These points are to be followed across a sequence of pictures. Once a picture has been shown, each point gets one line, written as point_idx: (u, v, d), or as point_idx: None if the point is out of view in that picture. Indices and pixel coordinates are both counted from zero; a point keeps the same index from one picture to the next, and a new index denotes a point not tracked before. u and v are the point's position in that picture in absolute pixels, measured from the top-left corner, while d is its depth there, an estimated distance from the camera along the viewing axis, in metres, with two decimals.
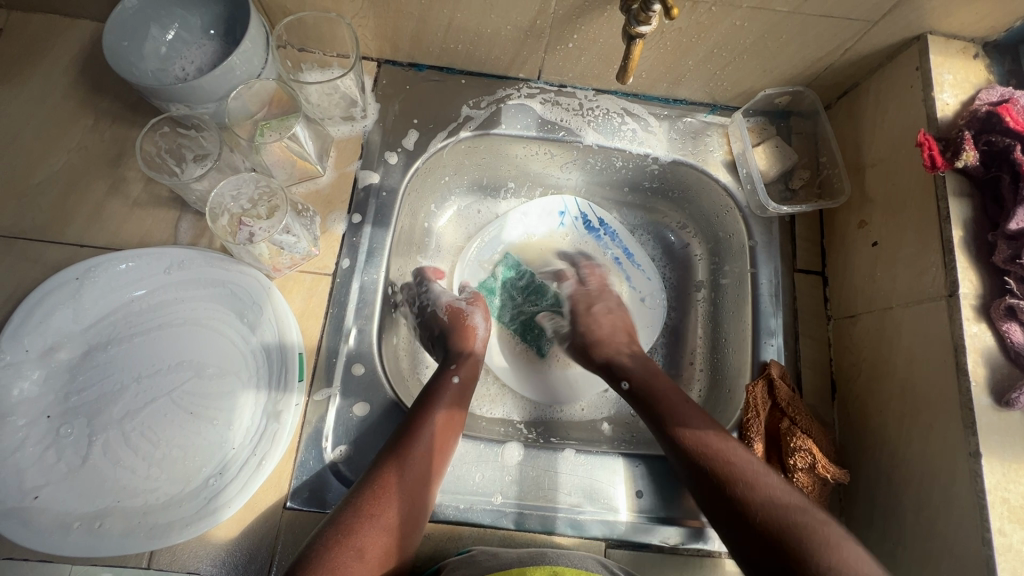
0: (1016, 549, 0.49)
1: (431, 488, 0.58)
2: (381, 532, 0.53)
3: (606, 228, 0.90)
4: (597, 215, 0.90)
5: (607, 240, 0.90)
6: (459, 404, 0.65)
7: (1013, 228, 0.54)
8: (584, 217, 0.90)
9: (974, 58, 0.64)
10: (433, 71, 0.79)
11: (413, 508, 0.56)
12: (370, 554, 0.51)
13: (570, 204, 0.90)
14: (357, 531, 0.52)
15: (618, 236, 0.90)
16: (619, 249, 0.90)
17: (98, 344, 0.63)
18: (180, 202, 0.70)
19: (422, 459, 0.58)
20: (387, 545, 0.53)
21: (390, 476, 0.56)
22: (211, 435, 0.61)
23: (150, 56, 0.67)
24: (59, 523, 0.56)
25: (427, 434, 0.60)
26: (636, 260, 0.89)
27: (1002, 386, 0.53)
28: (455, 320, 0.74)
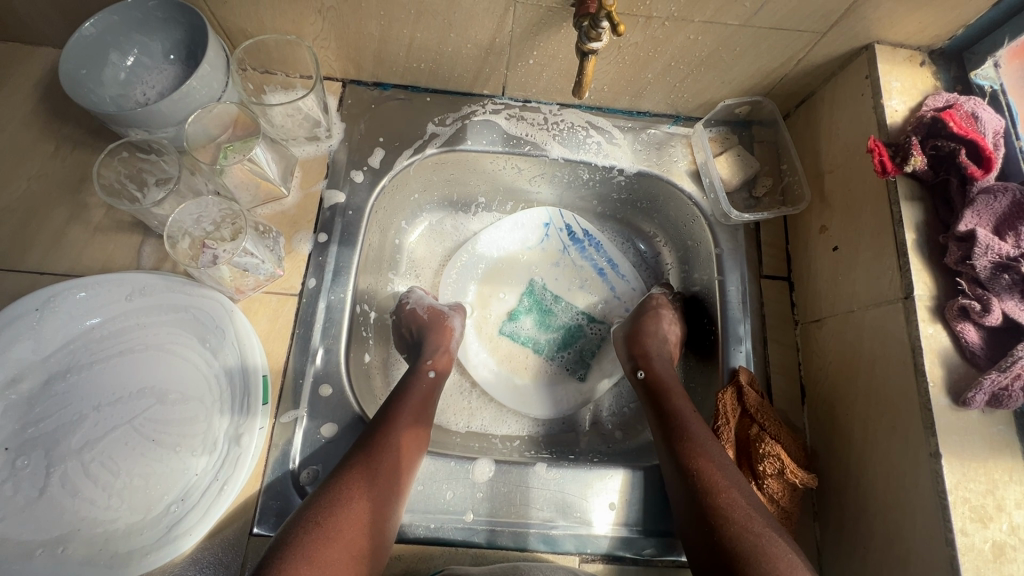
0: (978, 549, 0.49)
1: (406, 473, 0.59)
2: (360, 511, 0.54)
3: (590, 238, 0.91)
4: (581, 227, 0.91)
5: (591, 251, 0.91)
6: (425, 406, 0.67)
7: (962, 230, 0.55)
8: (567, 228, 0.91)
9: (920, 66, 0.66)
10: (398, 90, 0.80)
11: (389, 488, 0.57)
12: (352, 531, 0.52)
13: (555, 216, 0.91)
14: (335, 513, 0.53)
15: (602, 246, 0.91)
16: (603, 260, 0.91)
17: (58, 373, 0.61)
18: (144, 225, 0.70)
19: (394, 442, 0.60)
20: (368, 524, 0.53)
21: (358, 477, 0.56)
22: (174, 462, 0.59)
23: (109, 82, 0.67)
24: (15, 557, 0.54)
25: (397, 425, 0.62)
26: (620, 270, 0.90)
27: (959, 386, 0.54)
28: (428, 316, 0.77)
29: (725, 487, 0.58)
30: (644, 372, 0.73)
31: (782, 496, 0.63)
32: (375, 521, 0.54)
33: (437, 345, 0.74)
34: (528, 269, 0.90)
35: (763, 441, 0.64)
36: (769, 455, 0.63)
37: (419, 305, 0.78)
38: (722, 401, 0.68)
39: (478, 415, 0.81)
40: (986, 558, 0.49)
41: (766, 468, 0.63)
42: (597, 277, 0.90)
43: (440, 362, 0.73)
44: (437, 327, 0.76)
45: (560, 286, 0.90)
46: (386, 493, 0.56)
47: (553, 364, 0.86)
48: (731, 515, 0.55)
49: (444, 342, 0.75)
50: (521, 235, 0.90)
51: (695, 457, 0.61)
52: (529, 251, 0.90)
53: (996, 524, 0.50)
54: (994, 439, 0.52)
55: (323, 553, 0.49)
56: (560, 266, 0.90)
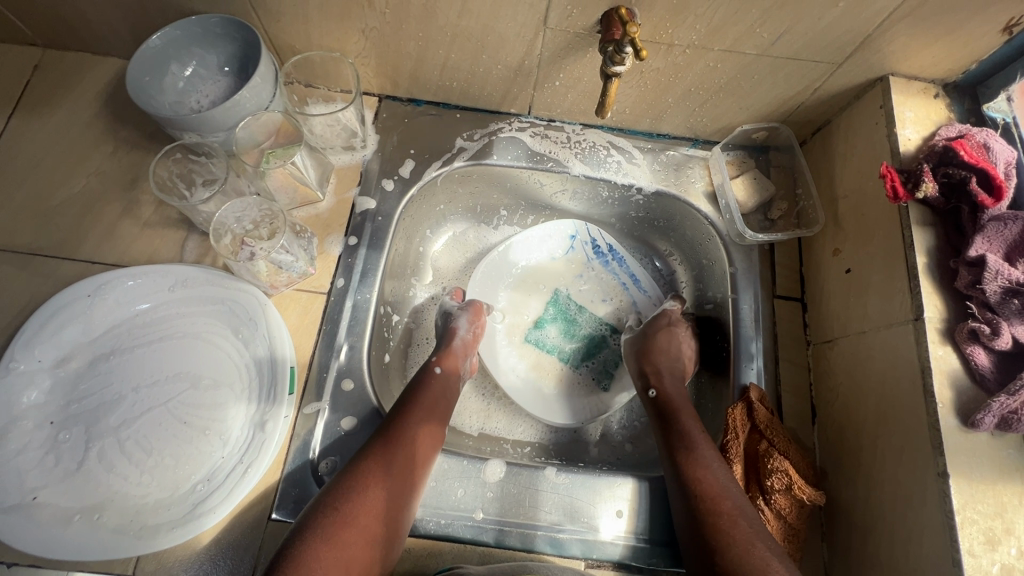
0: (985, 571, 0.49)
1: (422, 466, 0.62)
2: (376, 500, 0.56)
3: (614, 254, 0.92)
4: (606, 242, 0.92)
5: (614, 266, 0.92)
6: (443, 405, 0.70)
7: (973, 255, 0.57)
8: (593, 242, 0.92)
9: (933, 98, 0.68)
10: (430, 106, 0.85)
11: (405, 481, 0.59)
12: (367, 517, 0.55)
13: (581, 229, 0.92)
14: (352, 500, 0.56)
15: (625, 262, 0.92)
16: (626, 275, 0.92)
17: (102, 354, 0.66)
18: (189, 223, 0.75)
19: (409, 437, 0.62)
20: (383, 514, 0.56)
21: (376, 467, 0.59)
22: (202, 444, 0.63)
23: (168, 90, 0.73)
24: (54, 523, 0.58)
25: (415, 420, 0.64)
26: (643, 286, 0.92)
27: (968, 408, 0.55)
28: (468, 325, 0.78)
29: (727, 509, 0.59)
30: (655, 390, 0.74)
31: (789, 512, 0.63)
32: (389, 510, 0.57)
33: (463, 358, 0.76)
34: (557, 280, 0.92)
35: (771, 456, 0.65)
36: (777, 471, 0.64)
37: (462, 313, 0.79)
38: (732, 416, 0.69)
39: (494, 419, 0.83)
40: None
41: (773, 484, 0.64)
42: (620, 291, 0.92)
43: (465, 365, 0.76)
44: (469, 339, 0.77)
45: (585, 297, 0.92)
46: (399, 488, 0.59)
47: (578, 373, 0.88)
48: (731, 537, 0.56)
49: (471, 359, 0.77)
50: (549, 247, 0.93)
51: (700, 478, 0.62)
52: (554, 262, 0.93)
53: (1005, 548, 0.50)
54: (1004, 462, 0.53)
55: (336, 541, 0.52)
56: (584, 279, 0.93)
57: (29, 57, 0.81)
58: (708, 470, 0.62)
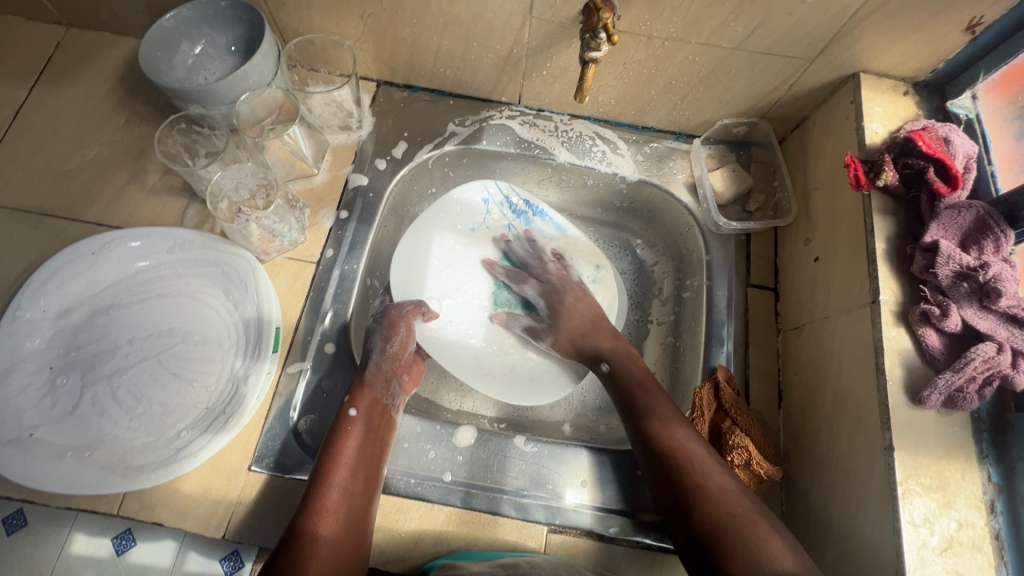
0: (924, 540, 0.51)
1: (381, 431, 0.67)
2: (344, 472, 0.62)
3: (532, 209, 0.91)
4: (522, 199, 0.91)
5: (536, 221, 0.91)
6: (409, 372, 0.74)
7: (928, 240, 0.59)
8: (508, 202, 0.91)
9: (903, 95, 0.71)
10: (425, 93, 0.89)
11: (368, 448, 0.65)
12: (339, 488, 0.61)
13: (493, 190, 0.90)
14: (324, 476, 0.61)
15: (546, 215, 0.91)
16: (552, 229, 0.92)
17: (102, 308, 0.70)
18: (191, 191, 0.79)
19: (363, 420, 0.66)
20: (355, 481, 0.62)
21: (341, 440, 0.64)
22: (189, 395, 0.66)
23: (178, 66, 0.78)
24: (47, 458, 0.61)
25: (368, 391, 0.68)
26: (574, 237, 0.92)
27: (917, 386, 0.56)
28: (401, 340, 0.74)
29: (704, 477, 0.61)
30: (608, 365, 0.77)
31: (749, 487, 0.65)
32: (360, 478, 0.62)
33: (387, 390, 0.70)
34: (491, 240, 0.91)
35: (733, 433, 0.67)
36: (738, 447, 0.66)
37: (377, 330, 0.73)
38: (699, 394, 0.72)
39: (471, 396, 0.84)
40: (930, 549, 0.51)
41: (734, 459, 0.66)
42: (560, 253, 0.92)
43: (405, 383, 0.73)
44: (400, 360, 0.73)
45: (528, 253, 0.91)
46: (361, 468, 0.63)
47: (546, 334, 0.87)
48: (710, 506, 0.59)
49: (403, 380, 0.73)
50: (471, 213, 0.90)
51: (675, 452, 0.64)
52: (474, 232, 0.90)
53: (945, 519, 0.52)
54: (949, 439, 0.54)
55: (319, 532, 0.57)
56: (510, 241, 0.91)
57: (53, 34, 0.86)
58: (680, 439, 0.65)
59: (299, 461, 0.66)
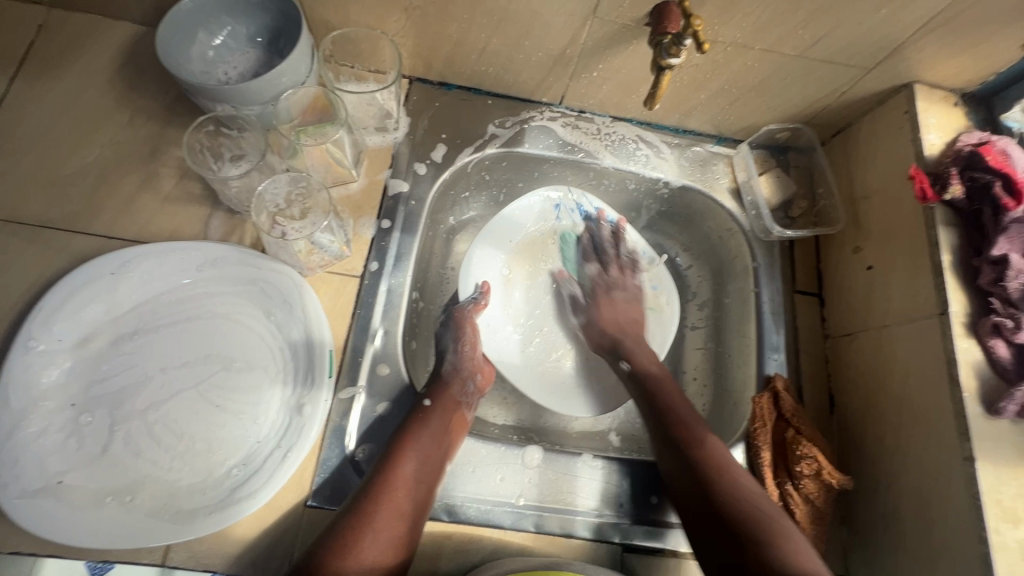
0: (1009, 547, 0.53)
1: (449, 445, 0.65)
2: (404, 481, 0.59)
3: (605, 219, 0.86)
4: (596, 207, 0.86)
5: (608, 232, 0.87)
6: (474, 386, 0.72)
7: (996, 254, 0.60)
8: (580, 209, 0.86)
9: (953, 107, 0.72)
10: (461, 91, 0.84)
11: (433, 458, 0.63)
12: (397, 496, 0.58)
13: (565, 195, 0.86)
14: (384, 480, 0.59)
15: (619, 225, 0.87)
16: (623, 239, 0.87)
17: (126, 334, 0.63)
18: (213, 199, 0.71)
19: (437, 412, 0.66)
20: (411, 492, 0.59)
21: (405, 447, 0.62)
22: (236, 429, 0.60)
23: (196, 59, 0.70)
24: (84, 507, 0.55)
25: (440, 401, 0.67)
26: (642, 248, 0.87)
27: (991, 396, 0.58)
28: (470, 340, 0.73)
29: (750, 504, 0.59)
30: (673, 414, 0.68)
31: (817, 496, 0.66)
32: (418, 488, 0.60)
33: (462, 387, 0.71)
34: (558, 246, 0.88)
35: (799, 443, 0.68)
36: (806, 457, 0.67)
37: (447, 331, 0.74)
38: (758, 404, 0.72)
39: (518, 410, 0.81)
40: (1016, 556, 0.53)
41: (803, 469, 0.67)
42: (626, 266, 0.88)
43: (479, 381, 0.73)
44: (472, 358, 0.73)
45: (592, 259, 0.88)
46: (430, 458, 0.62)
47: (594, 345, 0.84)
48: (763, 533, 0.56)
49: (477, 380, 0.73)
50: (534, 221, 0.85)
51: (719, 481, 0.61)
52: (542, 237, 0.86)
53: None
54: (1023, 448, 0.57)
55: (368, 530, 0.55)
56: (578, 251, 0.88)
57: (32, 15, 0.75)
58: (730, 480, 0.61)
59: None
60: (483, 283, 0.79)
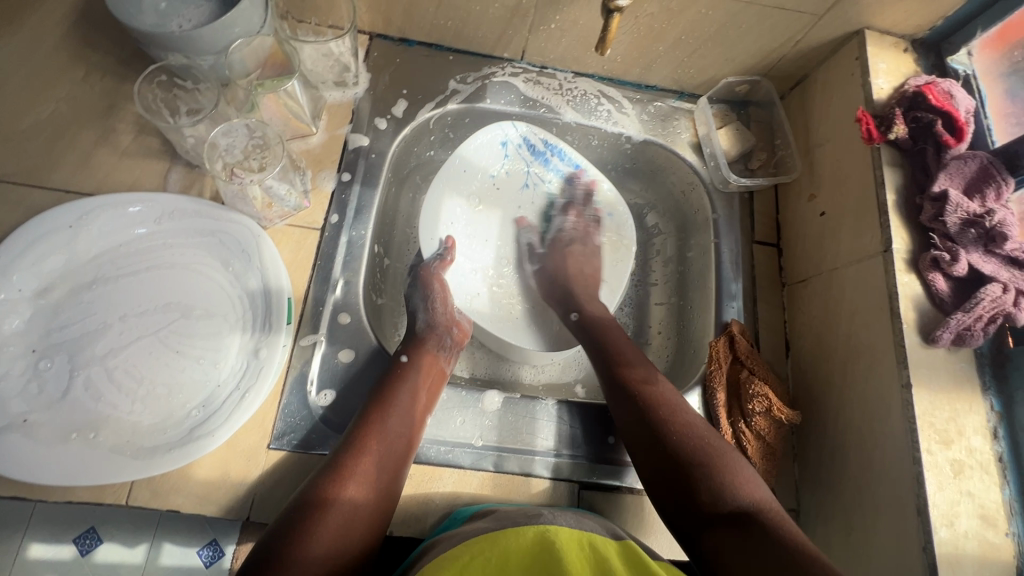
0: (941, 466, 0.55)
1: (430, 400, 0.66)
2: (387, 431, 0.59)
3: (551, 150, 0.86)
4: (540, 138, 0.85)
5: (553, 162, 0.87)
6: (445, 342, 0.71)
7: (936, 191, 0.62)
8: (527, 143, 0.85)
9: (903, 53, 0.73)
10: (422, 47, 0.84)
11: (414, 411, 0.63)
12: (379, 445, 0.58)
13: (510, 131, 0.84)
14: (367, 431, 0.59)
15: (563, 154, 0.87)
16: (567, 166, 0.87)
17: (84, 284, 0.63)
18: (172, 153, 0.72)
19: (415, 368, 0.66)
20: (394, 441, 0.59)
21: (386, 400, 0.62)
22: (196, 373, 0.61)
23: (148, 10, 0.69)
24: (48, 444, 0.57)
25: (419, 360, 0.67)
26: (587, 171, 0.87)
27: (929, 327, 0.60)
28: (440, 296, 0.73)
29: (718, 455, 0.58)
30: (608, 387, 0.68)
31: (769, 432, 0.69)
32: (401, 438, 0.60)
33: (439, 342, 0.71)
34: (512, 187, 0.88)
35: (752, 382, 0.70)
36: (758, 395, 0.69)
37: (416, 291, 0.74)
38: (715, 347, 0.74)
39: (486, 363, 0.82)
40: (946, 475, 0.55)
41: (755, 407, 0.69)
42: (577, 197, 0.88)
43: (456, 335, 0.73)
44: (445, 314, 0.73)
45: (544, 199, 0.89)
46: (408, 412, 0.62)
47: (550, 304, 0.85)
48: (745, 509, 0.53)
49: (454, 335, 0.72)
50: (485, 162, 0.85)
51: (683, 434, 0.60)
52: (495, 180, 0.86)
53: (957, 446, 0.56)
54: (957, 375, 0.59)
55: (351, 476, 0.55)
56: (530, 188, 0.88)
57: None
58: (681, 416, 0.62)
59: (323, 437, 0.63)
60: (447, 239, 0.78)
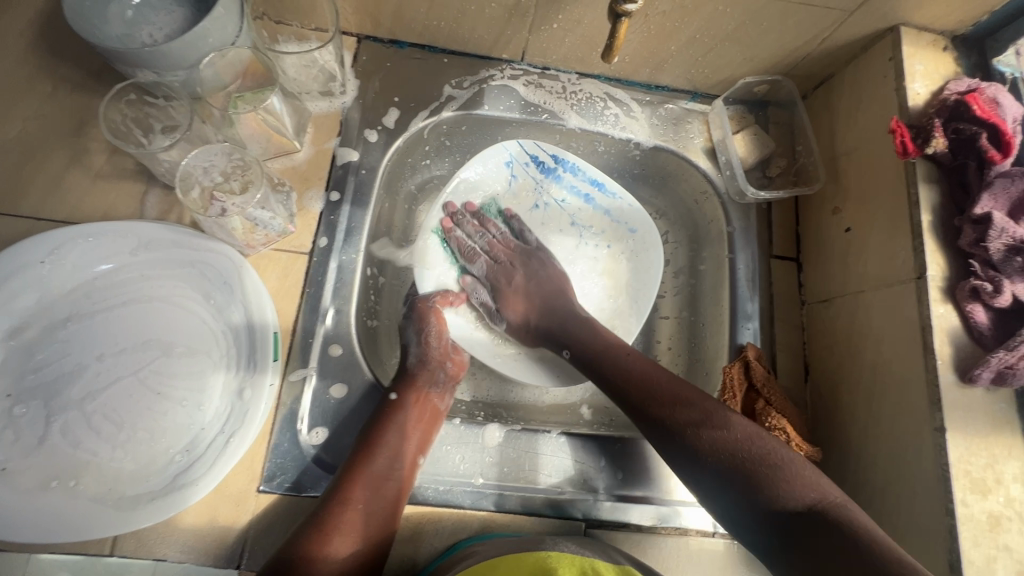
0: (976, 519, 0.51)
1: (422, 443, 0.62)
2: (372, 472, 0.58)
3: (562, 164, 0.80)
4: (549, 153, 0.80)
5: (567, 177, 0.81)
6: (437, 373, 0.67)
7: (978, 212, 0.56)
8: (534, 160, 0.80)
9: (942, 51, 0.66)
10: (414, 49, 0.78)
11: (404, 448, 0.60)
12: (368, 494, 0.56)
13: (515, 149, 0.79)
14: (353, 480, 0.57)
15: (578, 169, 0.81)
16: (584, 181, 0.81)
17: (59, 321, 0.59)
18: (148, 174, 0.67)
19: (407, 408, 0.63)
20: (382, 485, 0.57)
21: (369, 450, 0.59)
22: (179, 416, 0.58)
23: (115, 20, 0.63)
24: (26, 496, 0.54)
25: (407, 400, 0.63)
26: (608, 189, 0.81)
27: (966, 363, 0.55)
28: (435, 330, 0.69)
29: (766, 456, 0.55)
30: (570, 350, 0.71)
31: None
32: (391, 485, 0.58)
33: (433, 377, 0.67)
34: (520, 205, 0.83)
35: (769, 414, 0.66)
36: (775, 429, 0.65)
37: (410, 324, 0.70)
38: (729, 373, 0.69)
39: (486, 386, 0.77)
40: (983, 528, 0.51)
41: None
42: (599, 214, 0.83)
43: (451, 370, 0.68)
44: (440, 348, 0.68)
45: (560, 219, 0.84)
46: (398, 454, 0.60)
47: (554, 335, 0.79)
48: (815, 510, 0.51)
49: (449, 368, 0.68)
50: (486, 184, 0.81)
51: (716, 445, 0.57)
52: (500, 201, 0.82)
53: (994, 496, 0.52)
54: (996, 417, 0.54)
55: (333, 536, 0.53)
56: (542, 207, 0.83)
57: None
58: (675, 387, 0.62)
59: (316, 479, 0.60)
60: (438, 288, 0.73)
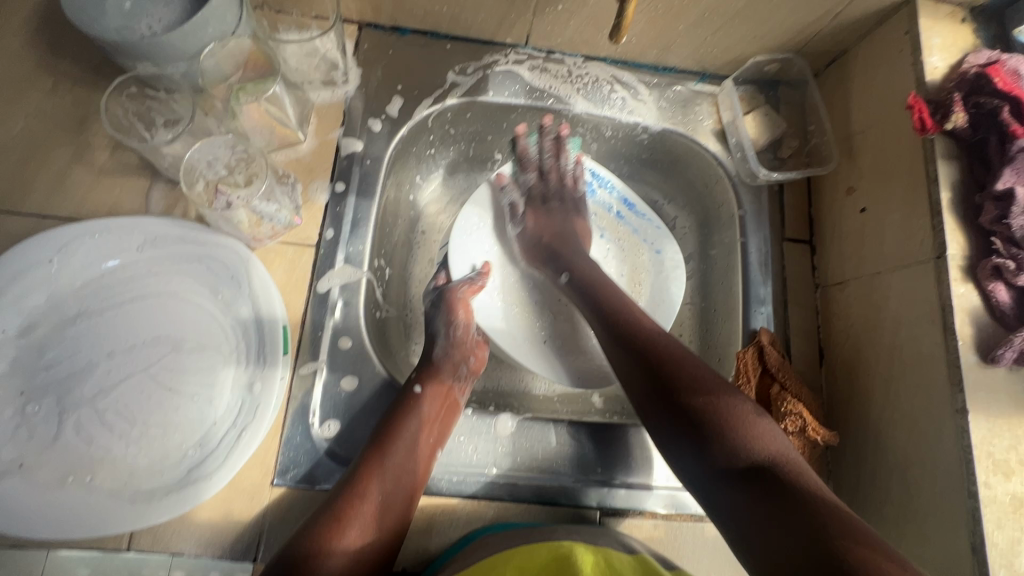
0: (999, 501, 0.50)
1: (439, 436, 0.62)
2: (387, 465, 0.57)
3: (599, 179, 0.82)
4: (588, 170, 0.81)
5: (602, 193, 0.82)
6: (457, 368, 0.67)
7: (1000, 189, 0.55)
8: (572, 174, 0.81)
9: (961, 23, 0.64)
10: (416, 36, 0.76)
11: (417, 442, 0.60)
12: (380, 486, 0.56)
13: (556, 161, 0.81)
14: (368, 470, 0.56)
15: (613, 186, 0.82)
16: (618, 201, 0.82)
17: (68, 319, 0.59)
18: (151, 169, 0.66)
19: (427, 399, 0.63)
20: (398, 479, 0.57)
21: (387, 442, 0.59)
22: (191, 412, 0.58)
23: (112, 12, 0.62)
24: (43, 492, 0.54)
25: (428, 394, 0.63)
26: (639, 210, 0.82)
27: (987, 344, 0.54)
28: (463, 323, 0.68)
29: (740, 416, 0.53)
30: (568, 272, 0.71)
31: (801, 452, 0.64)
32: (404, 476, 0.58)
33: (455, 371, 0.66)
34: None
35: (785, 399, 0.64)
36: (792, 414, 0.63)
37: (438, 314, 0.68)
38: (742, 359, 0.68)
39: (497, 374, 0.77)
40: (1006, 510, 0.50)
41: (788, 426, 0.63)
42: (629, 230, 0.82)
43: (473, 364, 0.68)
44: (467, 339, 0.68)
45: (590, 231, 0.82)
46: (414, 445, 0.59)
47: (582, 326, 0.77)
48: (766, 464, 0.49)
49: (470, 363, 0.68)
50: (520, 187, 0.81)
51: (692, 391, 0.56)
52: None
53: (1018, 478, 0.51)
54: (1019, 398, 0.53)
55: (349, 527, 0.53)
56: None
57: None
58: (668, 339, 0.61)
59: (329, 472, 0.60)
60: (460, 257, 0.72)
